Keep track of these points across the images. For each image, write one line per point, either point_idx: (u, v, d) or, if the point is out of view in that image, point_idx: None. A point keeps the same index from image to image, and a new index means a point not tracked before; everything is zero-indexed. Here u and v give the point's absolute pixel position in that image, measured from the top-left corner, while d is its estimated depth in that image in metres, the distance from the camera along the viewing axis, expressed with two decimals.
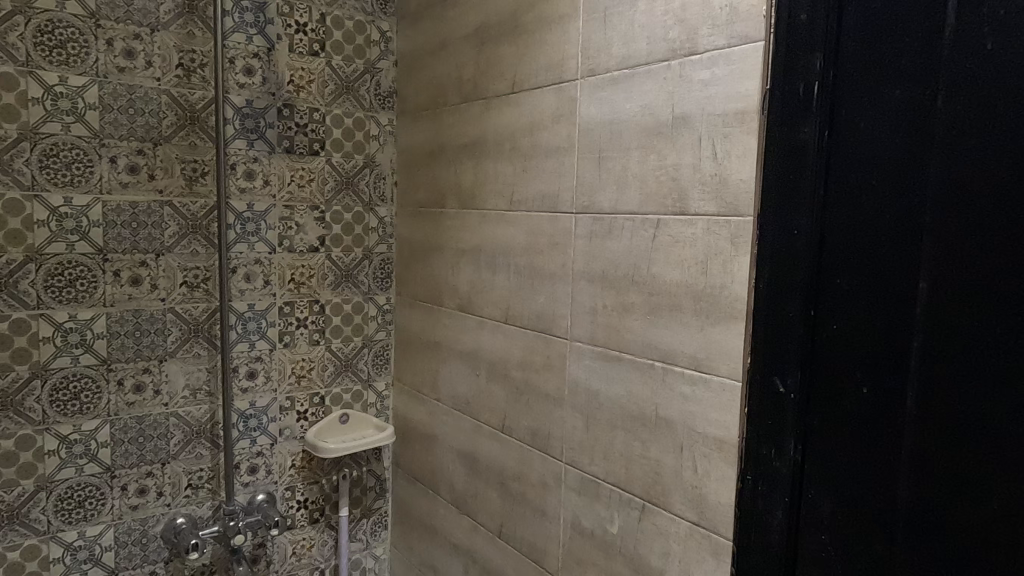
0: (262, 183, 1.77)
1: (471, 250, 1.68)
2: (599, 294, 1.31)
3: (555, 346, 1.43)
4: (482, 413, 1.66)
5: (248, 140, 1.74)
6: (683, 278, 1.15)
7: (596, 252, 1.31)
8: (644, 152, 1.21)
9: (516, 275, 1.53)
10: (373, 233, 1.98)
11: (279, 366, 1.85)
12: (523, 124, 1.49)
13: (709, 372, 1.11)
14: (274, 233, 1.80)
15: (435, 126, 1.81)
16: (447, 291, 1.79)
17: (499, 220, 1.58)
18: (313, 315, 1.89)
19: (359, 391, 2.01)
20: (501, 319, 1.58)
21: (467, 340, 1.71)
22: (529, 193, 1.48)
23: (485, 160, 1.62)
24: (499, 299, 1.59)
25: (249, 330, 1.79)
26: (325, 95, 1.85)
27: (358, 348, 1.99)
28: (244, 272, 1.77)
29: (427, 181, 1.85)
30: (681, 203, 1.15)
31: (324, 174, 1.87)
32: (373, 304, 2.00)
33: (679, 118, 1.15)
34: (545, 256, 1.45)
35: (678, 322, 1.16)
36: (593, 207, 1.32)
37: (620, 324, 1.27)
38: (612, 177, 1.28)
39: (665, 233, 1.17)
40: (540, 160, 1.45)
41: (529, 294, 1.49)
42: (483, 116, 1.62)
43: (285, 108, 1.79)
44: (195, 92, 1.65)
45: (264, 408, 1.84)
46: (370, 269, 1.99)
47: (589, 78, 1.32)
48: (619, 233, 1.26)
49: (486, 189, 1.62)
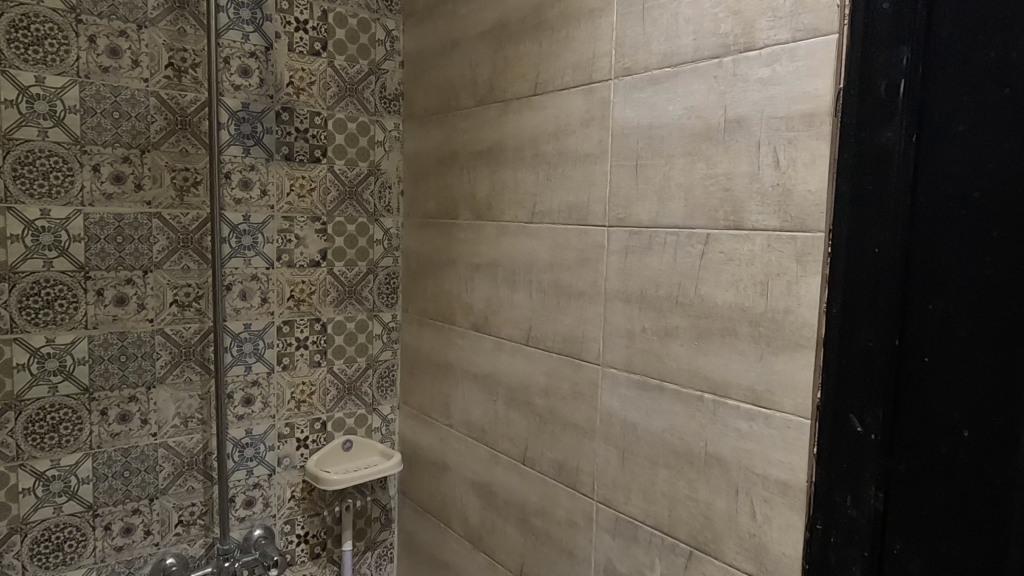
0: (259, 193, 1.63)
1: (487, 265, 1.55)
2: (638, 316, 1.18)
3: (585, 372, 1.30)
4: (500, 443, 1.53)
5: (244, 147, 1.61)
6: (738, 301, 1.02)
7: (634, 271, 1.19)
8: (691, 159, 1.09)
9: (539, 293, 1.40)
10: (378, 246, 1.85)
11: (278, 390, 1.71)
12: (547, 129, 1.37)
13: (771, 407, 0.99)
14: (272, 247, 1.67)
15: (446, 132, 1.68)
16: (460, 308, 1.66)
17: (519, 233, 1.45)
18: (314, 335, 1.76)
19: (363, 415, 1.87)
20: (522, 340, 1.45)
21: (482, 362, 1.58)
22: (553, 204, 1.36)
23: (503, 168, 1.49)
24: (520, 319, 1.46)
25: (245, 352, 1.65)
26: (327, 98, 1.72)
27: (362, 370, 1.85)
28: (239, 289, 1.63)
29: (436, 190, 1.73)
30: (736, 216, 1.02)
31: (325, 182, 1.73)
32: (378, 321, 1.87)
33: (733, 122, 1.02)
34: (572, 273, 1.32)
35: (734, 350, 1.03)
36: (629, 220, 1.19)
37: (663, 350, 1.14)
38: (652, 187, 1.15)
39: (716, 250, 1.05)
40: (567, 168, 1.32)
41: (554, 315, 1.37)
42: (501, 120, 1.49)
43: (284, 111, 1.65)
44: (187, 95, 1.51)
45: (262, 436, 1.70)
46: (375, 284, 1.85)
47: (624, 78, 1.20)
48: (660, 250, 1.14)
49: (505, 199, 1.49)
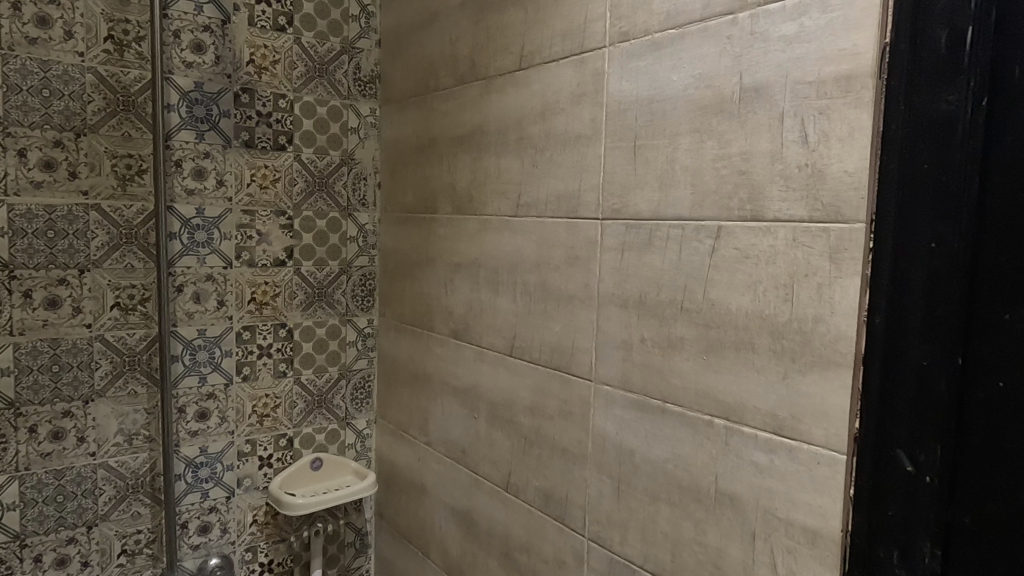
0: (215, 184, 1.47)
1: (468, 265, 1.38)
2: (636, 324, 1.00)
3: (575, 388, 1.12)
4: (482, 466, 1.35)
5: (197, 131, 1.44)
6: (757, 308, 0.84)
7: (631, 271, 1.01)
8: (698, 138, 0.91)
9: (524, 297, 1.23)
10: (352, 244, 1.67)
11: (237, 403, 1.54)
12: (533, 109, 1.19)
13: (796, 437, 0.81)
14: (229, 244, 1.50)
15: (425, 116, 1.50)
16: (439, 313, 1.48)
17: (503, 228, 1.27)
18: (278, 342, 1.59)
19: (336, 430, 1.70)
20: (506, 350, 1.28)
21: (462, 375, 1.41)
22: (540, 194, 1.18)
23: (485, 155, 1.32)
24: (503, 327, 1.28)
25: (198, 362, 1.48)
26: (293, 79, 1.54)
27: (334, 381, 1.68)
28: (192, 291, 1.46)
29: (415, 182, 1.55)
30: (755, 205, 0.84)
31: (291, 173, 1.56)
32: (352, 327, 1.69)
33: (750, 90, 0.84)
34: (560, 274, 1.14)
35: (751, 367, 0.85)
36: (626, 211, 1.02)
37: (666, 365, 0.96)
38: (653, 172, 0.97)
39: (729, 245, 0.87)
40: (555, 153, 1.14)
41: (540, 322, 1.19)
42: (483, 100, 1.31)
43: (243, 93, 1.48)
44: (130, 72, 1.34)
45: (218, 454, 1.53)
46: (349, 285, 1.68)
47: (621, 45, 1.02)
48: (663, 247, 0.96)
49: (487, 191, 1.31)
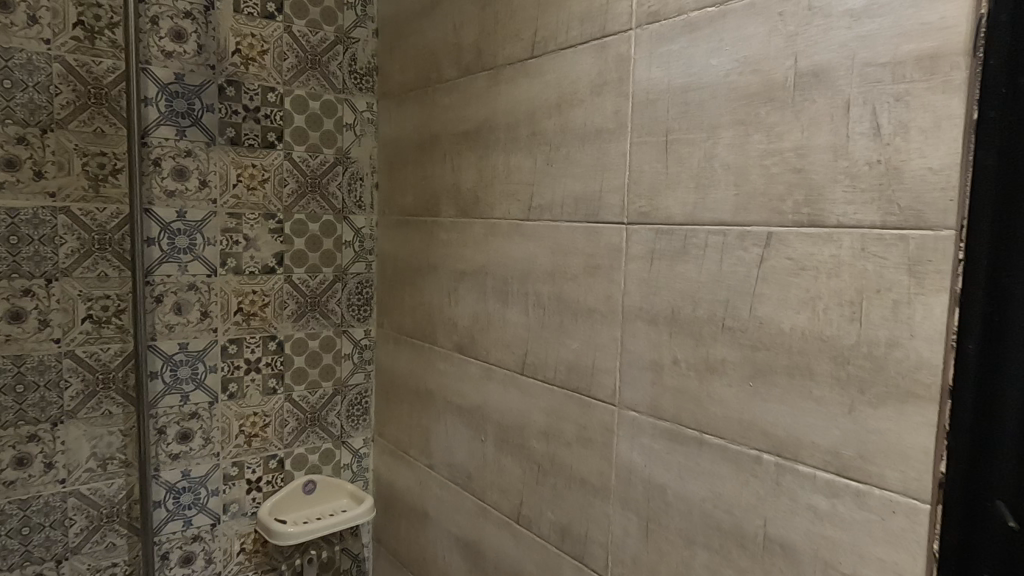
0: (197, 185, 1.34)
1: (474, 273, 1.26)
2: (668, 343, 0.89)
3: (595, 413, 1.00)
4: (489, 494, 1.23)
5: (177, 127, 1.31)
6: (816, 328, 0.73)
7: (662, 283, 0.89)
8: (742, 131, 0.79)
9: (537, 309, 1.11)
10: (347, 249, 1.55)
11: (222, 423, 1.42)
12: (547, 101, 1.07)
13: (865, 480, 0.69)
14: (214, 249, 1.38)
15: (426, 111, 1.39)
16: (442, 324, 1.36)
17: (513, 233, 1.15)
18: (268, 356, 1.47)
19: (330, 450, 1.58)
20: (516, 368, 1.16)
21: (467, 393, 1.29)
22: (555, 196, 1.06)
23: (492, 152, 1.20)
24: (514, 342, 1.16)
25: (180, 378, 1.36)
26: (283, 71, 1.42)
27: (328, 397, 1.56)
28: (173, 301, 1.34)
29: (415, 182, 1.43)
30: (813, 208, 0.72)
31: (281, 173, 1.44)
32: (348, 338, 1.57)
33: (807, 75, 0.73)
34: (578, 284, 1.02)
35: (808, 397, 0.74)
36: (656, 214, 0.90)
37: (704, 391, 0.85)
38: (688, 170, 0.85)
39: (781, 255, 0.76)
40: (573, 149, 1.03)
41: (555, 338, 1.07)
42: (490, 93, 1.20)
43: (228, 86, 1.36)
44: (102, 61, 1.22)
45: (202, 478, 1.40)
46: (344, 294, 1.56)
47: (650, 27, 0.90)
48: (700, 255, 0.84)
49: (495, 192, 1.20)
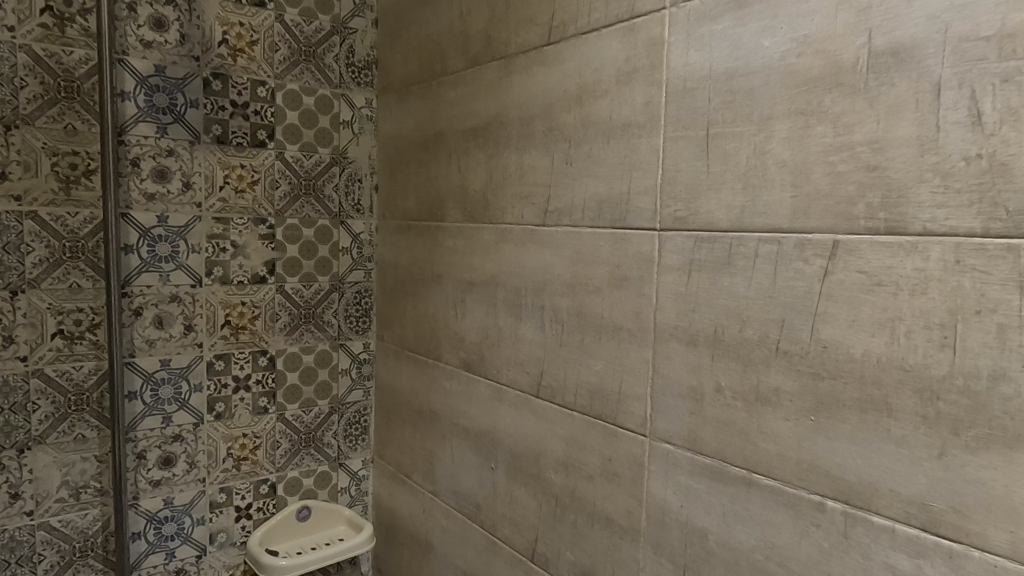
0: (180, 187, 1.23)
1: (482, 284, 1.14)
2: (711, 367, 0.77)
3: (623, 444, 0.88)
4: (500, 528, 1.12)
5: (158, 124, 1.20)
6: (895, 354, 0.61)
7: (704, 298, 0.78)
8: (801, 121, 0.68)
9: (554, 325, 0.99)
10: (344, 256, 1.44)
11: (209, 446, 1.31)
12: (565, 92, 0.96)
13: (960, 540, 0.57)
14: (198, 257, 1.26)
15: (430, 106, 1.27)
16: (447, 339, 1.24)
17: (526, 240, 1.04)
18: (258, 373, 1.35)
19: (327, 473, 1.46)
20: (531, 390, 1.04)
21: (475, 416, 1.17)
22: (576, 199, 0.95)
23: (503, 150, 1.08)
24: (528, 361, 1.04)
25: (161, 398, 1.25)
26: (274, 64, 1.31)
27: (324, 416, 1.44)
28: (153, 314, 1.23)
29: (417, 184, 1.32)
30: (892, 212, 0.61)
31: (273, 174, 1.33)
32: (345, 352, 1.46)
33: (884, 54, 0.61)
34: (601, 298, 0.91)
35: (886, 436, 0.62)
36: (696, 220, 0.78)
37: (754, 424, 0.73)
38: (735, 168, 0.74)
39: (850, 267, 0.64)
40: (596, 146, 0.91)
41: (576, 357, 0.95)
42: (501, 84, 1.08)
43: (214, 79, 1.25)
44: (74, 51, 1.11)
45: (186, 506, 1.29)
46: (342, 305, 1.45)
47: (687, 4, 0.79)
48: (750, 267, 0.73)
49: (506, 194, 1.08)
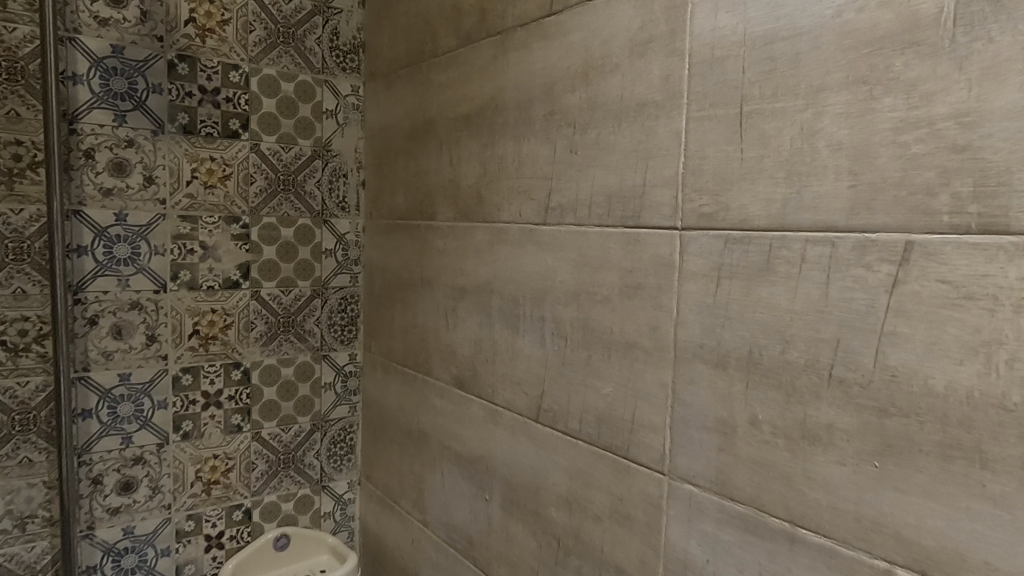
0: (141, 182, 1.11)
1: (476, 292, 1.01)
2: (745, 395, 0.64)
3: (636, 482, 0.75)
4: (495, 569, 0.98)
5: (116, 111, 1.08)
6: (992, 388, 0.47)
7: (737, 311, 0.64)
8: (864, 92, 0.54)
9: (557, 340, 0.86)
10: (328, 259, 1.31)
11: (175, 469, 1.18)
12: (569, 69, 0.82)
13: None
14: (163, 260, 1.14)
15: (419, 91, 1.14)
16: (438, 352, 1.11)
17: (524, 240, 0.90)
18: (230, 388, 1.22)
19: (308, 497, 1.33)
20: (529, 414, 0.91)
21: (468, 440, 1.04)
22: (582, 193, 0.81)
23: (499, 139, 0.95)
24: (526, 380, 0.91)
25: (120, 417, 1.12)
26: (248, 46, 1.19)
27: (305, 435, 1.31)
28: (111, 323, 1.10)
29: (406, 179, 1.19)
30: (988, 205, 0.47)
31: (247, 168, 1.20)
32: (329, 365, 1.33)
33: (977, 2, 0.48)
34: (611, 309, 0.77)
35: (979, 493, 0.48)
36: (726, 216, 0.65)
37: (800, 467, 0.59)
38: (776, 153, 0.60)
39: (929, 276, 0.50)
40: (605, 130, 0.78)
41: (582, 378, 0.82)
42: (496, 64, 0.95)
43: (180, 62, 1.13)
44: (17, 28, 0.98)
45: (149, 536, 1.16)
46: (325, 313, 1.32)
47: None
48: (795, 274, 0.59)
49: (502, 189, 0.95)
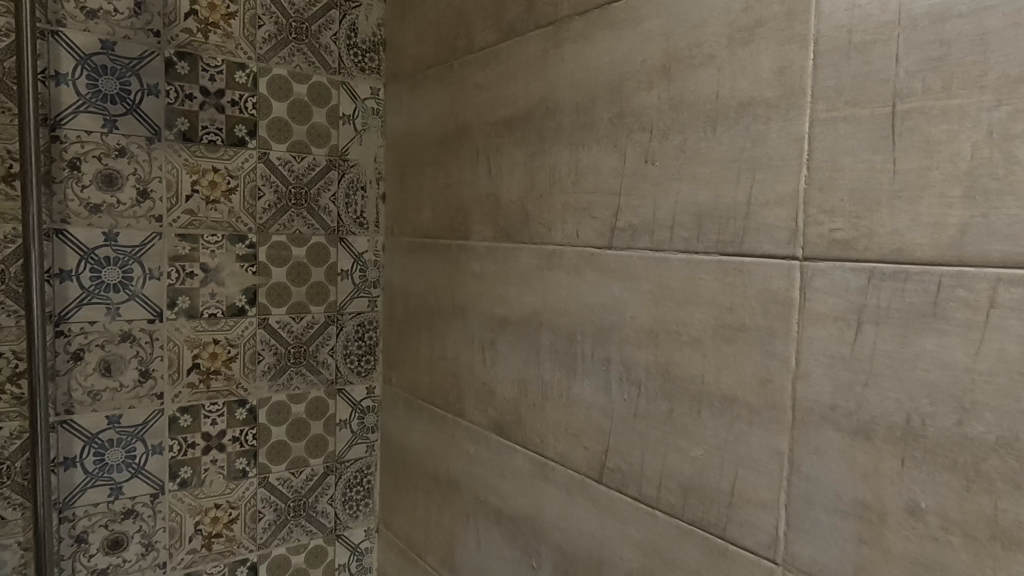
0: (134, 196, 0.97)
1: (520, 324, 0.87)
2: (899, 474, 0.49)
3: (737, 569, 0.61)
4: None
5: (105, 116, 0.94)
6: None
7: (888, 365, 0.50)
8: None
9: (626, 386, 0.71)
10: (344, 281, 1.17)
11: (171, 522, 1.04)
12: (644, 63, 0.69)
13: None
14: (158, 285, 1.00)
15: (451, 93, 1.01)
16: (472, 390, 0.97)
17: (583, 266, 0.77)
18: (234, 428, 1.08)
19: (320, 548, 1.18)
20: (589, 471, 0.76)
21: (509, 495, 0.89)
22: (661, 211, 0.67)
23: (550, 146, 0.81)
24: (585, 432, 0.77)
25: (108, 465, 0.98)
26: (257, 43, 1.05)
27: (318, 479, 1.17)
28: (98, 358, 0.96)
29: (435, 192, 1.05)
30: None
31: (254, 180, 1.06)
32: (345, 399, 1.19)
33: None
34: (701, 353, 0.63)
35: None
36: (870, 242, 0.51)
37: None
38: (948, 163, 0.46)
39: None
40: (694, 136, 0.64)
41: (661, 434, 0.68)
42: (548, 59, 0.81)
43: (179, 60, 0.99)
44: None
45: None
46: (340, 341, 1.17)
47: None
48: (979, 322, 0.45)
49: (554, 206, 0.81)
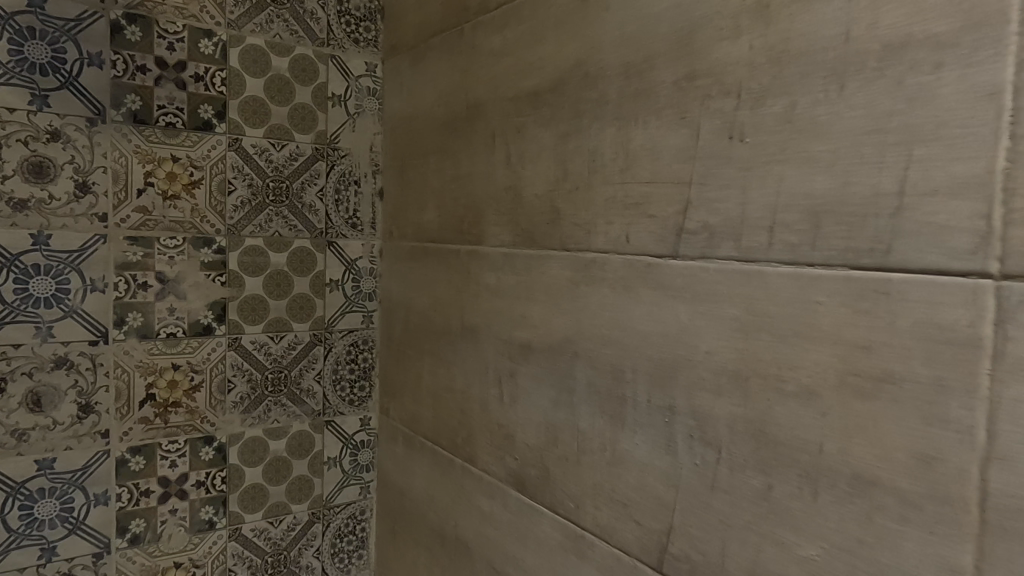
0: (71, 190, 0.79)
1: (548, 354, 0.68)
2: None
3: None
4: None
5: (32, 89, 0.76)
6: None
7: None
8: None
9: (699, 447, 0.52)
10: (333, 293, 0.98)
11: None
12: (727, 4, 0.50)
13: None
14: (102, 299, 0.81)
15: (461, 65, 0.82)
16: (485, 432, 0.78)
17: (634, 282, 0.57)
18: (199, 471, 0.90)
19: None
20: (643, 556, 0.57)
21: (532, 570, 0.70)
22: (753, 208, 0.48)
23: (588, 124, 0.62)
24: (639, 502, 0.57)
25: (38, 520, 0.80)
26: (226, 5, 0.87)
27: (301, 529, 0.98)
28: (25, 390, 0.78)
29: (441, 186, 0.86)
30: None
31: (223, 171, 0.88)
32: (334, 433, 1.00)
33: None
34: (818, 413, 0.44)
35: None
36: None
37: None
38: None
39: None
40: (807, 100, 0.45)
41: (752, 520, 0.48)
42: (586, 9, 0.62)
43: (129, 24, 0.81)
44: None
45: None
46: (329, 365, 0.99)
47: None
48: None
49: (594, 201, 0.62)
